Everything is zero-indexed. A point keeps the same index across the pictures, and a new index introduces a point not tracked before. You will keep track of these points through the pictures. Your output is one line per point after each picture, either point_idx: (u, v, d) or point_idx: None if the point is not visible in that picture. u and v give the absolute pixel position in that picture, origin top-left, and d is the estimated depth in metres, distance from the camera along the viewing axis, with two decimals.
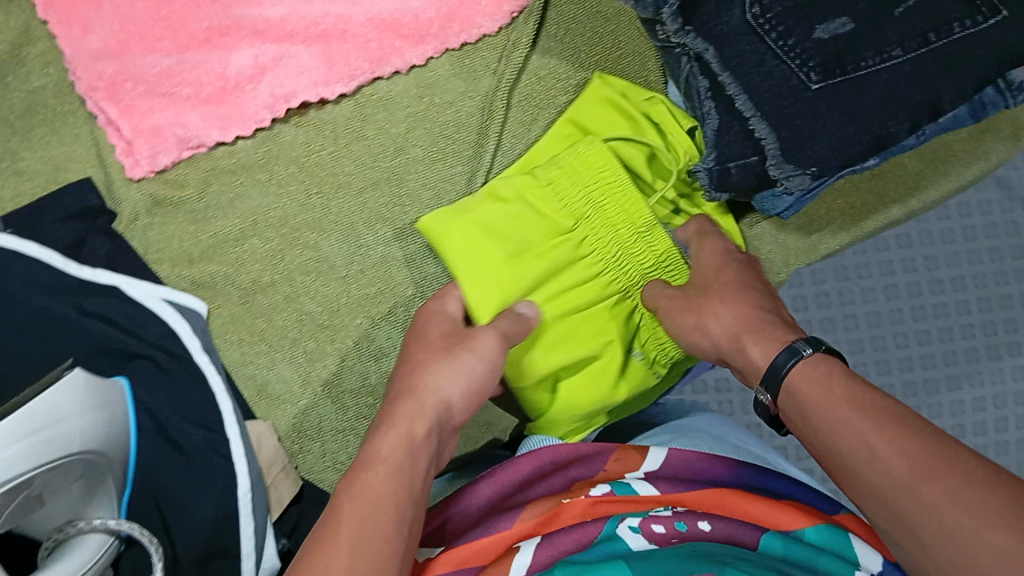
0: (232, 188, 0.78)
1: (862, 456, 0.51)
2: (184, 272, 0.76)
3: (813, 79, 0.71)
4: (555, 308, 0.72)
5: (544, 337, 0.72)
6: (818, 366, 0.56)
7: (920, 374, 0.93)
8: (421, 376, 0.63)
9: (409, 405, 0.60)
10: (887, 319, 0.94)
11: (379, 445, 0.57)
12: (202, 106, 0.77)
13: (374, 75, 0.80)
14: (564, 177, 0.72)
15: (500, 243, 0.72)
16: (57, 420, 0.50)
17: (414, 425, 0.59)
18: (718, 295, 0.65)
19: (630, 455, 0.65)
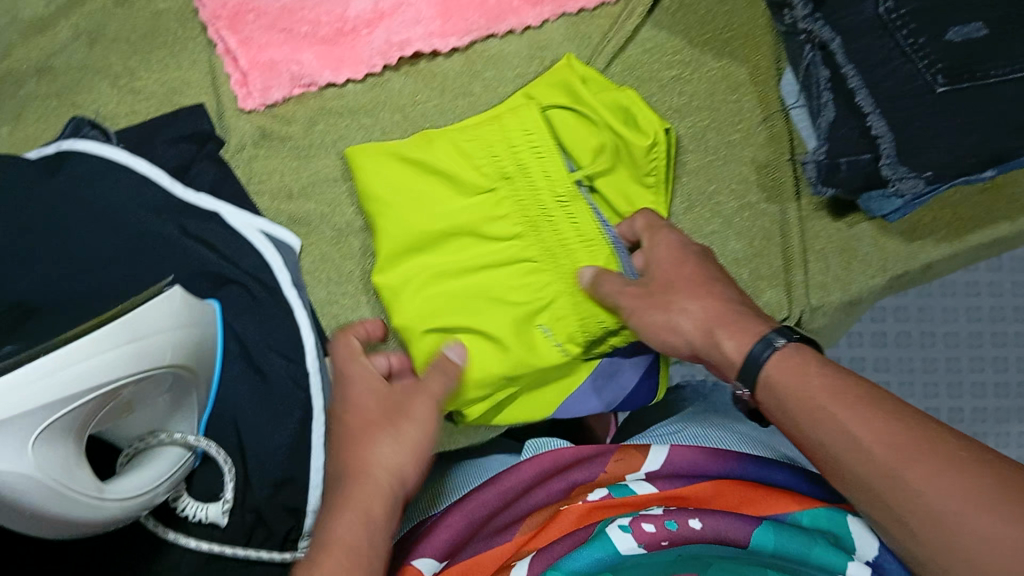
0: (338, 130, 0.79)
1: (845, 445, 0.48)
2: (282, 207, 0.77)
3: (939, 81, 0.68)
4: (454, 267, 0.71)
5: (433, 300, 0.70)
6: (793, 357, 0.53)
7: (969, 402, 0.96)
8: (364, 457, 0.57)
9: (362, 494, 0.55)
10: (942, 342, 0.96)
11: (334, 527, 0.53)
12: (319, 45, 0.77)
13: (488, 33, 0.80)
14: (495, 134, 0.70)
15: (419, 190, 0.71)
16: (154, 331, 0.51)
17: (371, 506, 0.54)
18: (685, 289, 0.60)
19: (630, 455, 0.62)
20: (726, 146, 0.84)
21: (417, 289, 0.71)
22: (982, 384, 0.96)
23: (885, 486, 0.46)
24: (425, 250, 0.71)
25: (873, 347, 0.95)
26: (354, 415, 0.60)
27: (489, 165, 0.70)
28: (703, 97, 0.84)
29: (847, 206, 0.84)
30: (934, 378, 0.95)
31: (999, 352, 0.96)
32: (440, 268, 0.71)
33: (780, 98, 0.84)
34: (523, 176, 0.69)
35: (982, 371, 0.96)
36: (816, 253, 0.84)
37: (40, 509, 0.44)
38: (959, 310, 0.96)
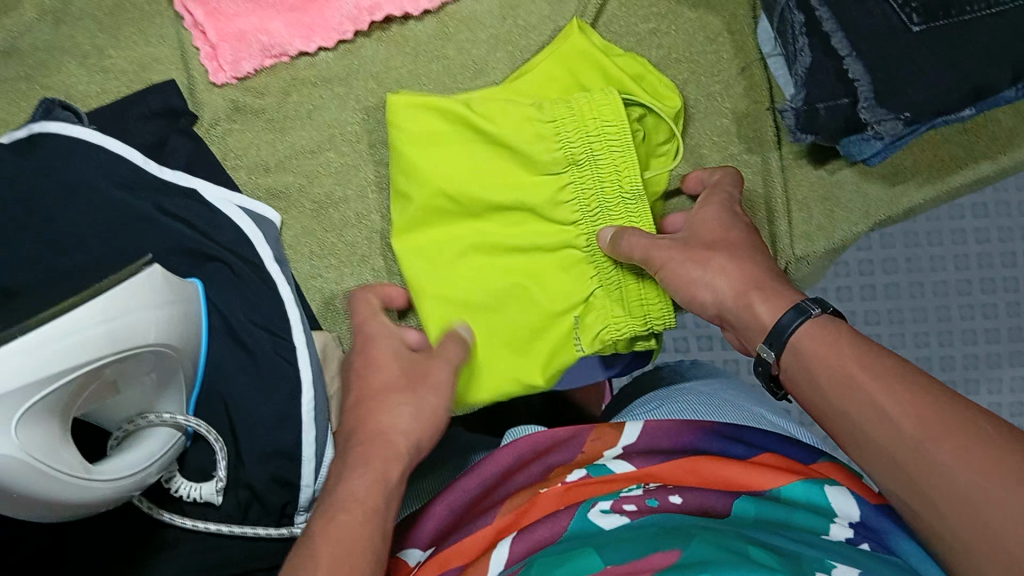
0: (311, 100, 0.77)
1: (873, 418, 0.48)
2: (261, 180, 0.77)
3: (915, 20, 0.69)
4: (499, 230, 0.72)
5: (472, 258, 0.72)
6: (826, 327, 0.52)
7: (959, 349, 0.93)
8: (371, 419, 0.57)
9: (378, 450, 0.55)
10: (931, 291, 0.94)
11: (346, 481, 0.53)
12: (288, 13, 0.76)
13: None
14: (565, 115, 0.67)
15: (474, 153, 0.71)
16: (134, 308, 0.51)
17: (390, 468, 0.54)
18: (725, 251, 0.60)
19: (607, 434, 0.60)
20: (706, 97, 0.83)
21: (459, 241, 0.72)
22: (972, 331, 0.94)
23: (914, 466, 0.46)
24: (474, 210, 0.72)
25: (862, 300, 0.94)
26: (370, 378, 0.60)
27: (555, 151, 0.68)
28: (679, 51, 0.83)
29: (828, 152, 0.84)
30: (925, 328, 0.93)
31: (989, 298, 0.94)
32: (483, 225, 0.72)
33: (757, 45, 0.83)
34: (587, 172, 0.67)
35: (971, 318, 0.94)
36: (797, 203, 0.84)
37: (25, 491, 0.44)
38: (947, 259, 0.94)
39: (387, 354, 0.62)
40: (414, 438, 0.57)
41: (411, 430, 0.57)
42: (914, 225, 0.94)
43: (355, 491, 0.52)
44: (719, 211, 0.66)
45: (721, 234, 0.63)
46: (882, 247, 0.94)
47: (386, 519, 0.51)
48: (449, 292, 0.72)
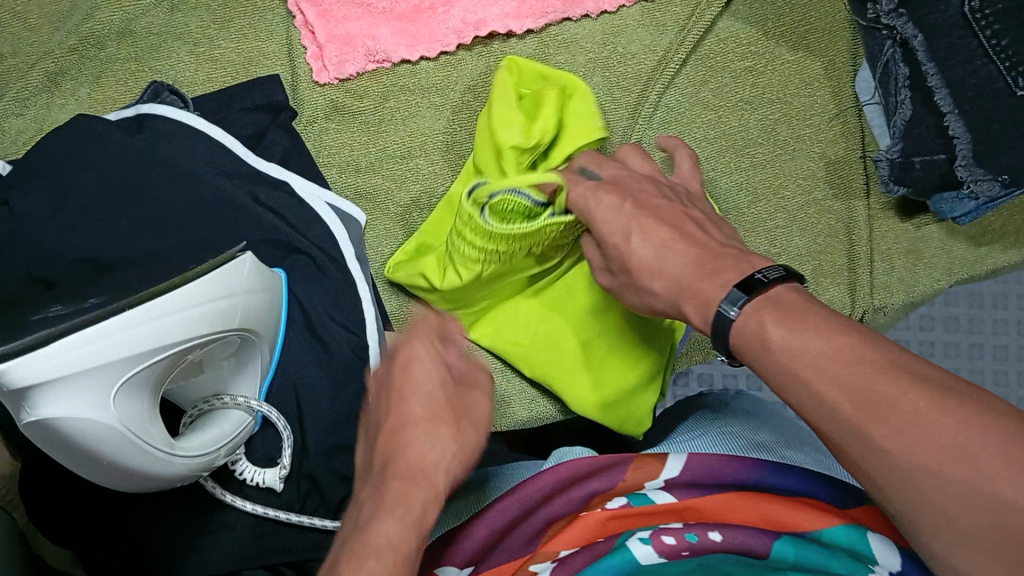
0: (408, 107, 0.79)
1: (815, 404, 0.43)
2: (350, 180, 0.78)
3: (1021, 84, 0.66)
4: (542, 307, 0.74)
5: (540, 346, 0.74)
6: (755, 321, 0.46)
7: None
8: (402, 449, 0.51)
9: (408, 487, 0.49)
10: (1015, 354, 0.90)
11: (373, 523, 0.47)
12: (395, 21, 0.78)
13: (563, 16, 0.80)
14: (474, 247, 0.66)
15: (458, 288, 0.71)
16: (227, 292, 0.52)
17: (425, 508, 0.49)
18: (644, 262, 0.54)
19: (649, 464, 0.60)
20: (796, 140, 0.82)
21: (526, 337, 0.74)
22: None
23: (857, 448, 0.42)
24: (513, 306, 0.75)
25: (942, 356, 0.90)
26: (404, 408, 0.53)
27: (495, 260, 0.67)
28: (773, 91, 0.83)
29: (916, 206, 0.83)
30: (1005, 391, 0.90)
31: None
32: (529, 311, 0.74)
33: (854, 93, 0.83)
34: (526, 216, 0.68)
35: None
36: (881, 252, 0.82)
37: (116, 459, 0.45)
38: (1011, 323, 0.90)
39: (423, 376, 0.54)
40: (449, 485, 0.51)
41: (405, 528, 0.47)
42: (1000, 287, 0.91)
43: (374, 542, 0.46)
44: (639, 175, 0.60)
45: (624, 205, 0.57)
46: (945, 304, 0.91)
47: (415, 566, 0.46)
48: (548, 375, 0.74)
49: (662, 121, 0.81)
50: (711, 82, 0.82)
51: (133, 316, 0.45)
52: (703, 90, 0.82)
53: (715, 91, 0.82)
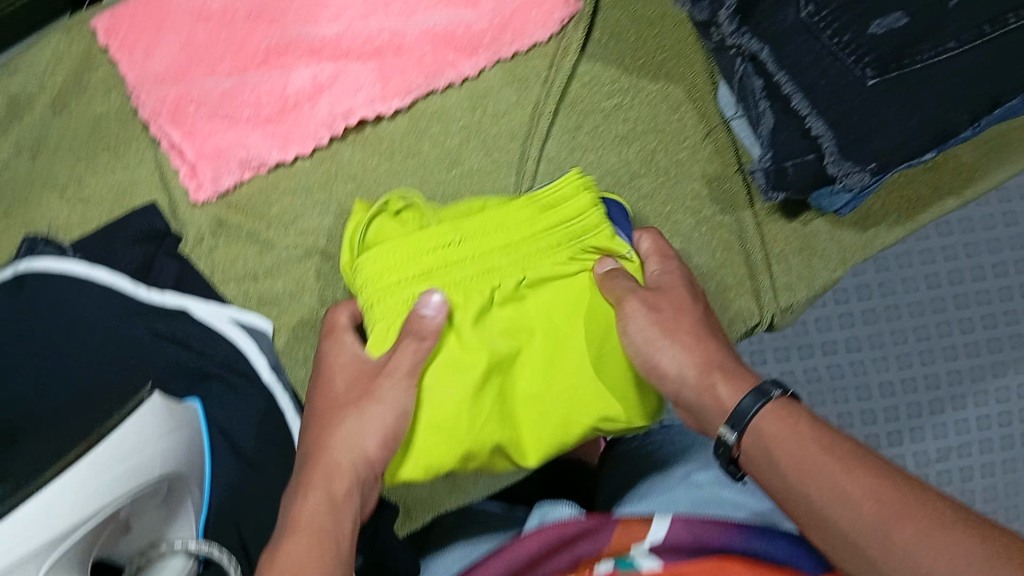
0: (294, 208, 0.78)
1: (834, 499, 0.50)
2: (249, 290, 0.76)
3: (869, 74, 0.70)
4: (541, 368, 0.65)
5: (567, 403, 0.65)
6: (785, 409, 0.55)
7: (964, 362, 0.97)
8: (330, 433, 0.61)
9: (327, 470, 0.60)
10: (929, 308, 0.98)
11: (299, 513, 0.57)
12: (263, 126, 0.76)
13: (429, 89, 0.78)
14: (462, 275, 0.64)
15: (446, 390, 0.63)
16: (141, 444, 0.51)
17: (333, 485, 0.59)
18: (687, 327, 0.62)
19: (634, 527, 0.59)
20: (676, 164, 0.83)
21: (554, 406, 0.65)
22: (952, 346, 0.97)
23: (877, 548, 0.48)
24: (513, 392, 0.65)
25: (864, 324, 0.97)
26: (332, 386, 0.64)
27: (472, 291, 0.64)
28: (643, 123, 0.84)
29: (800, 204, 0.85)
30: (928, 344, 0.97)
31: (963, 314, 0.98)
32: (533, 388, 0.65)
33: (719, 111, 0.84)
34: (450, 277, 0.63)
35: (949, 336, 0.97)
36: (776, 255, 0.84)
37: None
38: (919, 279, 0.98)
39: (340, 369, 0.64)
40: (372, 451, 0.61)
41: (315, 517, 0.57)
42: (902, 248, 0.98)
43: (294, 547, 0.55)
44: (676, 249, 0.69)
45: (681, 295, 0.64)
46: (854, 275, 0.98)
47: (339, 538, 0.56)
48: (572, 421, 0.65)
49: (545, 172, 0.81)
50: (585, 126, 0.83)
51: (70, 477, 0.45)
52: (579, 135, 0.83)
53: (590, 134, 0.83)
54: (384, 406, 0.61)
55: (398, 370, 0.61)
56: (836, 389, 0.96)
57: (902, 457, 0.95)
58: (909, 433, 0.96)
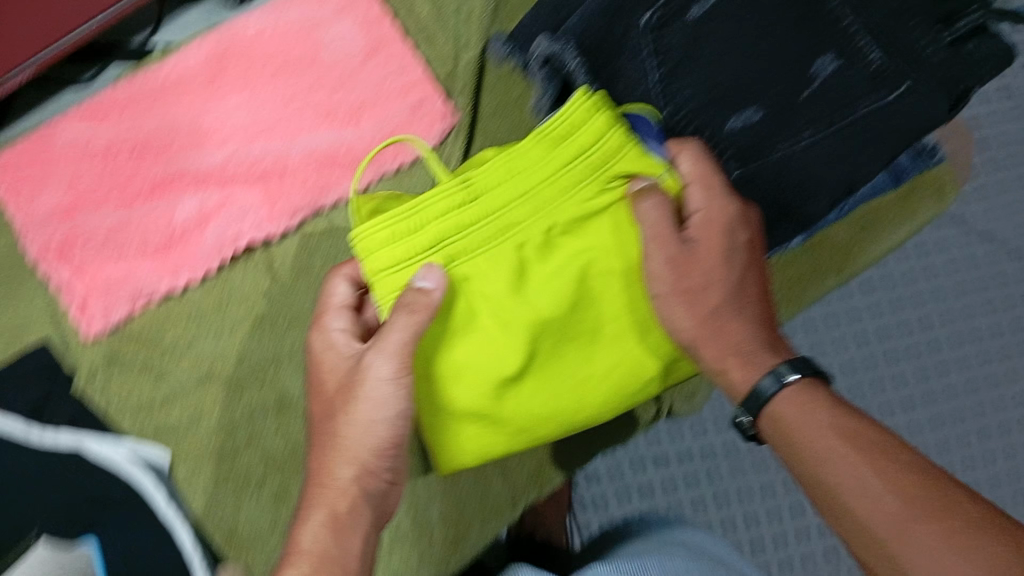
0: (188, 336, 0.78)
1: (854, 488, 0.51)
2: (144, 422, 0.77)
3: (732, 167, 0.72)
4: (597, 318, 0.62)
5: (621, 349, 0.62)
6: (802, 394, 0.57)
7: (922, 412, 0.92)
8: (327, 449, 0.63)
9: (330, 493, 0.62)
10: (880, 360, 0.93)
11: (304, 535, 0.61)
12: (155, 256, 0.77)
13: (315, 209, 0.78)
14: (480, 235, 0.59)
15: (486, 364, 0.60)
16: None
17: (336, 501, 0.62)
18: (712, 304, 0.61)
19: None
20: None
21: (609, 361, 0.63)
22: (906, 397, 0.92)
23: (906, 545, 0.48)
24: (568, 347, 0.62)
25: None
26: (325, 383, 0.64)
27: (493, 247, 0.59)
28: None
29: None
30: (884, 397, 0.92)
31: (916, 361, 0.93)
32: (592, 338, 0.62)
33: None
34: (469, 232, 0.59)
35: (906, 385, 0.93)
36: None
37: None
38: (869, 331, 0.94)
39: (330, 372, 0.64)
40: (369, 455, 0.62)
41: (320, 540, 0.60)
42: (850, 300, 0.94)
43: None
44: (717, 172, 0.63)
45: (717, 253, 0.61)
46: (822, 309, 0.94)
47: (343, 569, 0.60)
48: (601, 381, 0.63)
49: None
50: None
51: None
52: None
53: None
54: (369, 403, 0.60)
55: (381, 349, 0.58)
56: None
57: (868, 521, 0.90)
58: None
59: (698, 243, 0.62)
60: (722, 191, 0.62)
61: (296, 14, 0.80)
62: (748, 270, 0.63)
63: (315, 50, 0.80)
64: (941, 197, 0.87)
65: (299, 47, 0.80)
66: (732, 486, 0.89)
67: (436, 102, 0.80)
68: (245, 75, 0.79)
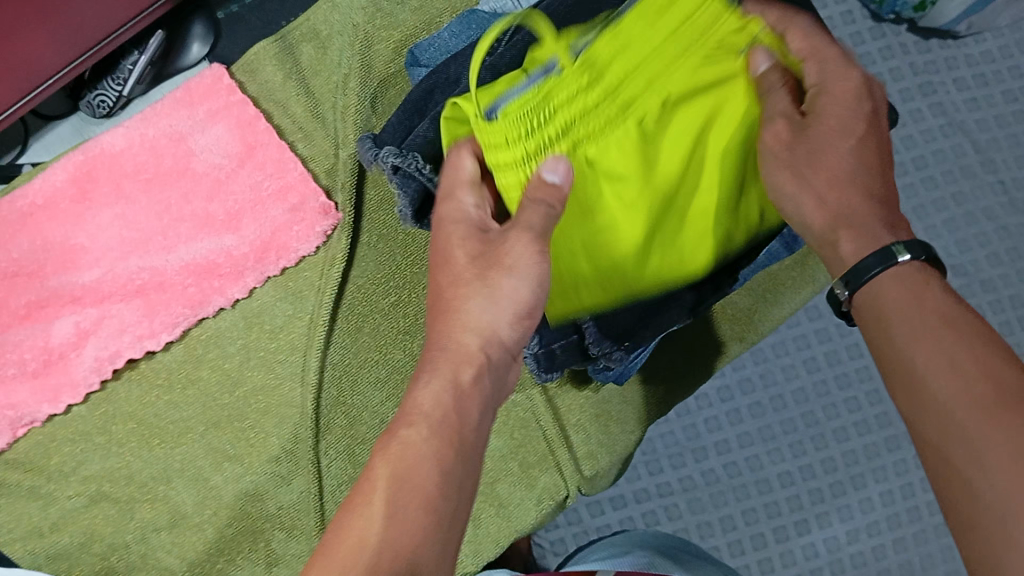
0: (74, 457, 0.76)
1: (941, 368, 0.45)
2: (36, 548, 0.75)
3: None
4: (700, 199, 0.58)
5: (721, 219, 0.59)
6: (914, 275, 0.49)
7: (823, 481, 0.87)
8: (451, 310, 0.53)
9: (449, 355, 0.53)
10: (779, 430, 0.88)
11: (420, 397, 0.51)
12: (32, 380, 0.75)
13: (198, 318, 0.77)
14: (600, 125, 0.52)
15: (612, 240, 0.58)
16: None
17: (459, 369, 0.52)
18: (826, 169, 0.54)
19: None
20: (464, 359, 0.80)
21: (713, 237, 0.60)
22: (809, 466, 0.87)
23: (978, 443, 0.42)
24: (686, 221, 0.59)
25: (696, 463, 0.87)
26: (449, 251, 0.54)
27: (617, 129, 0.53)
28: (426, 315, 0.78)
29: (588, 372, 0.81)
30: (784, 468, 0.87)
31: (814, 430, 0.88)
32: (691, 215, 0.59)
33: None
34: (593, 116, 0.52)
35: (803, 455, 0.87)
36: (572, 426, 0.81)
37: None
38: (765, 403, 0.88)
39: (457, 236, 0.54)
40: (504, 327, 0.53)
41: (441, 405, 0.51)
42: (739, 372, 0.89)
43: (411, 448, 0.49)
44: (832, 46, 0.54)
45: (843, 124, 0.54)
46: (734, 369, 0.89)
47: (460, 467, 0.49)
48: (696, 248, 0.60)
49: (330, 377, 0.77)
50: (366, 325, 0.78)
51: None
52: (361, 336, 0.77)
53: (372, 333, 0.78)
54: (501, 301, 0.53)
55: (527, 228, 0.52)
56: (737, 487, 0.86)
57: (813, 547, 0.85)
58: (836, 513, 0.86)
59: (815, 120, 0.54)
60: (841, 60, 0.54)
61: (164, 125, 0.79)
62: (881, 146, 0.55)
63: (185, 158, 0.79)
64: None
65: (169, 156, 0.79)
66: (690, 523, 0.86)
67: (317, 199, 0.78)
68: (114, 190, 0.78)
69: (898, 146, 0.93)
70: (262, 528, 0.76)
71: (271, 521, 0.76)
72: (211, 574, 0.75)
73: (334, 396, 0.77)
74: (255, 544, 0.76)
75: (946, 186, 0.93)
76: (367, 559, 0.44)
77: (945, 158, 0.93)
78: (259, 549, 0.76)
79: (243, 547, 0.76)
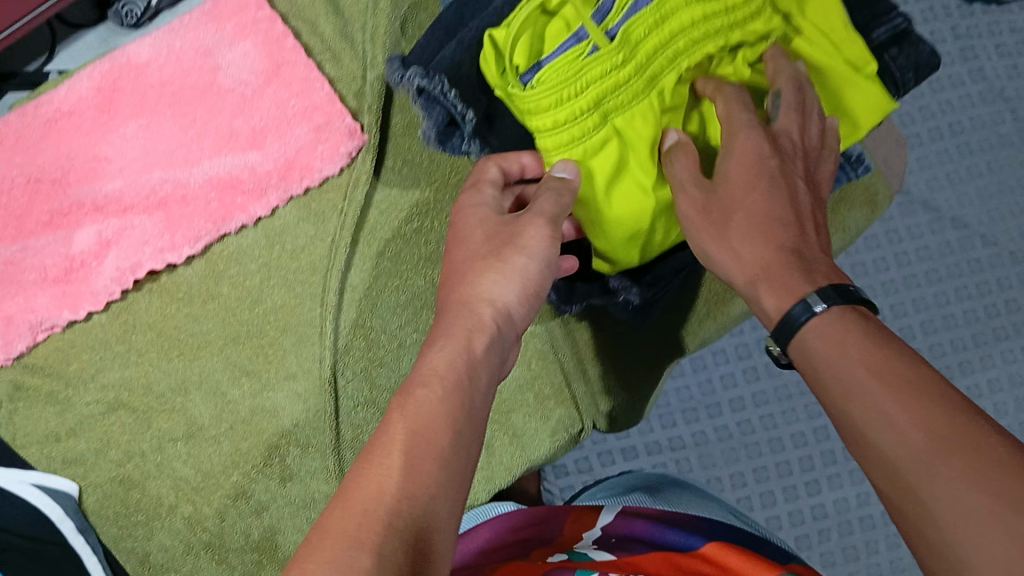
0: (93, 364, 0.77)
1: (869, 415, 0.42)
2: (52, 451, 0.77)
3: None
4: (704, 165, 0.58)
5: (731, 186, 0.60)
6: (837, 325, 0.47)
7: (836, 442, 0.86)
8: (466, 284, 0.54)
9: (464, 318, 0.52)
10: (795, 391, 0.88)
11: (431, 358, 0.50)
12: (52, 287, 0.76)
13: (219, 233, 0.77)
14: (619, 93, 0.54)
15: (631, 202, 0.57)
16: None
17: (475, 337, 0.51)
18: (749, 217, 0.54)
19: None
20: None
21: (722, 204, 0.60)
22: (822, 426, 0.87)
23: (906, 498, 0.39)
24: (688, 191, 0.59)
25: (709, 419, 0.88)
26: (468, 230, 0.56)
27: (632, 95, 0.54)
28: None
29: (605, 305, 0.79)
30: (797, 428, 0.87)
31: None
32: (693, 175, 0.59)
33: None
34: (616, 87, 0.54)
35: (818, 415, 0.87)
36: (590, 359, 0.80)
37: None
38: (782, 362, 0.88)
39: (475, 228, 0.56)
40: (516, 303, 0.54)
41: (454, 366, 0.49)
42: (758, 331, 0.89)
43: (425, 403, 0.47)
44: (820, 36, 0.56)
45: (751, 180, 0.54)
46: (752, 329, 0.89)
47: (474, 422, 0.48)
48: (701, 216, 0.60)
49: (348, 301, 0.76)
50: (387, 252, 0.76)
51: None
52: (381, 261, 0.76)
53: (392, 258, 0.76)
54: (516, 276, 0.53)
55: (541, 214, 0.53)
56: (748, 445, 0.87)
57: (822, 507, 0.85)
58: (847, 475, 0.86)
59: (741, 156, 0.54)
60: None
61: (191, 37, 0.80)
62: (794, 194, 0.54)
63: (212, 74, 0.79)
64: (869, 207, 0.79)
65: (195, 72, 0.79)
66: (700, 477, 0.87)
67: (344, 119, 0.78)
68: (139, 101, 0.79)
69: (934, 108, 0.92)
70: (270, 444, 0.76)
71: (279, 432, 0.76)
72: (224, 486, 0.76)
73: (353, 317, 0.76)
74: (265, 461, 0.76)
75: (980, 152, 0.91)
76: (385, 511, 0.40)
77: (982, 125, 0.91)
78: (274, 466, 0.76)
79: (257, 462, 0.76)
